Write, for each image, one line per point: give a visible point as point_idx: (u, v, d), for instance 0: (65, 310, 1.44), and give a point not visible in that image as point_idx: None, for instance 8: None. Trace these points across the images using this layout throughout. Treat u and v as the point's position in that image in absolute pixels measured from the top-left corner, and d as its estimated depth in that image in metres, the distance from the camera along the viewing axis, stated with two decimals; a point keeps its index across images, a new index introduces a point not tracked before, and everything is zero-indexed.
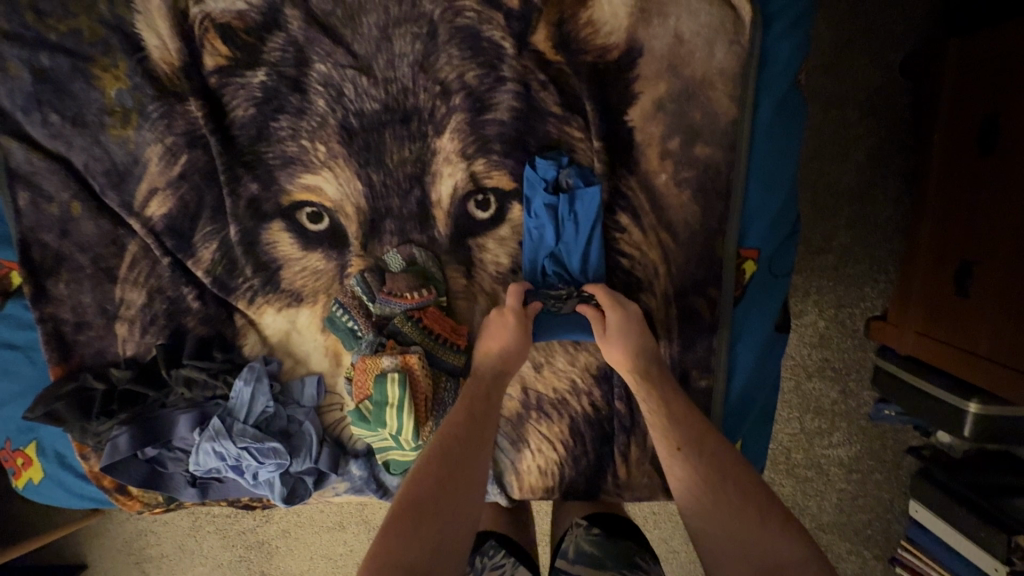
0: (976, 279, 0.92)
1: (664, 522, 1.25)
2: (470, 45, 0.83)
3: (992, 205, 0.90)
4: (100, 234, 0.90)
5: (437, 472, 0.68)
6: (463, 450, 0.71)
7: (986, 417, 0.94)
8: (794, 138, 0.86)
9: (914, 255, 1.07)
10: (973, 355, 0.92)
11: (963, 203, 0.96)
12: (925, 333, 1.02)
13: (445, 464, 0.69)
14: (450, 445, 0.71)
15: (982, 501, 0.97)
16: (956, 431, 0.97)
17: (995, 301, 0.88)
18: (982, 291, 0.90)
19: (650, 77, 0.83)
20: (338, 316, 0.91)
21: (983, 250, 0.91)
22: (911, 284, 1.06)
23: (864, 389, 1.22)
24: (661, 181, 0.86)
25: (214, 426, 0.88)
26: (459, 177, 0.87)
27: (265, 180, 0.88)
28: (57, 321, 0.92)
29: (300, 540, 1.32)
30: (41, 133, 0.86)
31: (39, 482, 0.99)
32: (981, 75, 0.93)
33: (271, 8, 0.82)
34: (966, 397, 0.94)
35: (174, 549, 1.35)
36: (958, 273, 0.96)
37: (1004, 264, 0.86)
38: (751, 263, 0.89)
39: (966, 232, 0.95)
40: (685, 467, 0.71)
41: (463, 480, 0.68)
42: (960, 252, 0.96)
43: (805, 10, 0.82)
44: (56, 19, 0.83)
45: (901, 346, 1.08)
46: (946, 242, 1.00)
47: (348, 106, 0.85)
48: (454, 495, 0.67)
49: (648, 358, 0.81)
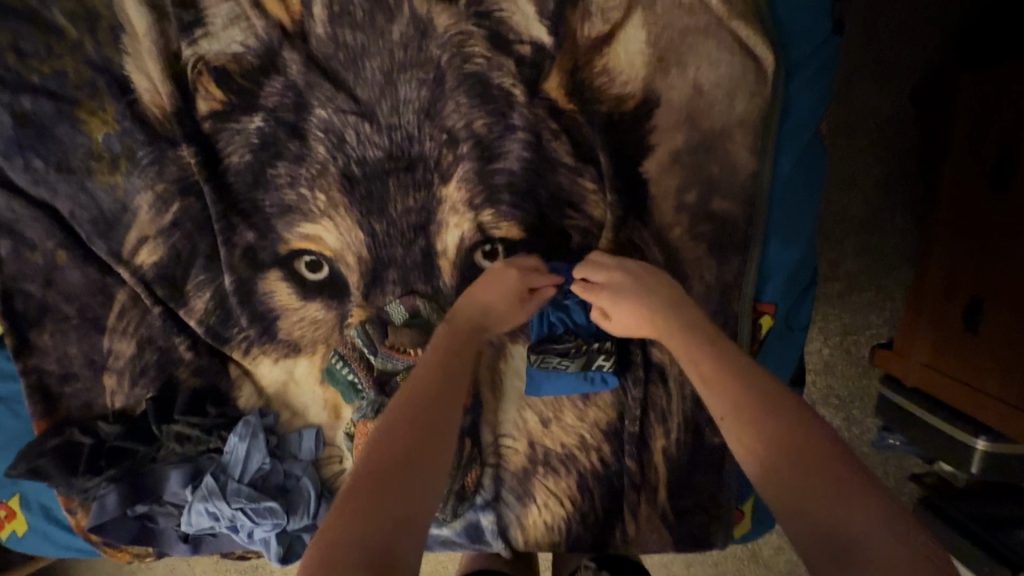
0: (988, 317, 0.89)
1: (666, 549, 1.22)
2: (479, 92, 0.79)
3: (1006, 244, 0.87)
4: (87, 283, 0.85)
5: (404, 431, 0.61)
6: (432, 405, 0.64)
7: (994, 454, 0.91)
8: (812, 189, 0.83)
9: (921, 284, 1.04)
10: (983, 395, 0.90)
11: (973, 236, 0.93)
12: (933, 366, 0.99)
13: (412, 421, 0.62)
14: (418, 399, 0.64)
15: (983, 532, 0.94)
16: (962, 467, 0.95)
17: (1008, 341, 0.86)
18: (994, 330, 0.88)
19: (667, 128, 0.79)
20: (338, 369, 0.87)
21: (996, 288, 0.88)
22: (917, 311, 1.04)
23: (867, 417, 1.20)
24: (675, 235, 0.83)
25: (207, 486, 0.84)
26: (466, 227, 0.83)
27: (262, 229, 0.84)
28: (43, 372, 0.87)
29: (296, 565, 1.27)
30: (23, 178, 0.82)
31: (23, 534, 0.95)
32: (998, 108, 0.89)
33: (270, 50, 0.78)
34: (974, 434, 0.92)
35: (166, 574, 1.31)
36: (968, 308, 0.93)
37: (1017, 304, 0.84)
38: (767, 317, 0.86)
39: (979, 265, 0.92)
40: (737, 435, 0.59)
41: (434, 435, 0.61)
42: (971, 286, 0.93)
43: (827, 61, 0.79)
44: (38, 60, 0.78)
45: (906, 376, 1.05)
46: (955, 274, 0.97)
47: (350, 154, 0.81)
48: (422, 452, 0.60)
49: (671, 310, 0.72)
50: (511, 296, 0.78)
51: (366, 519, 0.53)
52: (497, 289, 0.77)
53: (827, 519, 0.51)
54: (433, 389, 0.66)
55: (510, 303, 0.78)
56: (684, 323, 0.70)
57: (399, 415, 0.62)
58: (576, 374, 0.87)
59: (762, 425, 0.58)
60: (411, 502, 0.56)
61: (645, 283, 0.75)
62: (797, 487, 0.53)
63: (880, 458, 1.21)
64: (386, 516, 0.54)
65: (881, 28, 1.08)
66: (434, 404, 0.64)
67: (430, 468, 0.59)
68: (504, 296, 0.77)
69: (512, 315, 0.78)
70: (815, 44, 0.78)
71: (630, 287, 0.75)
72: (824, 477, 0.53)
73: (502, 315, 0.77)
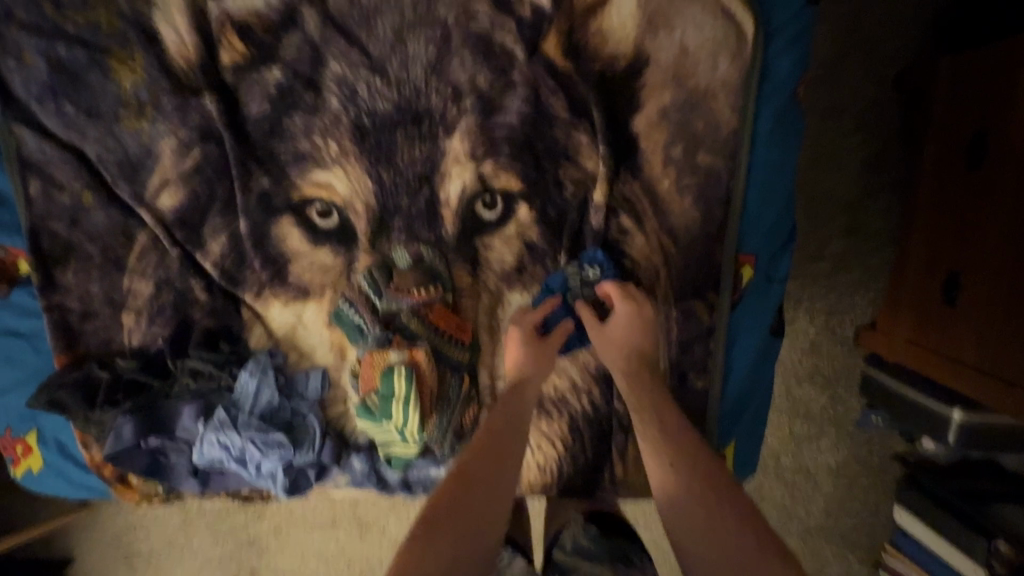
0: (964, 289, 0.94)
1: (656, 525, 1.25)
2: (483, 50, 0.85)
3: (980, 219, 0.92)
4: (111, 224, 0.91)
5: (469, 478, 0.70)
6: (487, 457, 0.72)
7: (969, 423, 0.99)
8: (790, 149, 0.90)
9: (905, 263, 1.09)
10: (960, 365, 0.95)
11: (954, 213, 0.98)
12: (912, 340, 1.05)
13: (475, 473, 0.70)
14: (479, 451, 0.73)
15: (969, 510, 1.00)
16: (939, 437, 1.02)
17: (981, 313, 0.91)
18: (969, 302, 0.93)
19: (656, 86, 0.86)
20: (345, 312, 0.92)
21: (969, 262, 0.93)
22: (901, 289, 1.09)
23: (853, 396, 1.26)
24: (664, 187, 0.89)
25: (219, 418, 0.90)
26: (468, 177, 0.89)
27: (277, 176, 0.90)
28: (65, 309, 0.92)
29: (292, 537, 1.34)
30: (55, 122, 0.88)
31: (38, 471, 0.99)
32: (973, 88, 0.95)
33: (289, 6, 0.84)
34: (951, 405, 0.99)
35: (164, 545, 1.35)
36: (947, 282, 0.98)
37: (990, 275, 0.89)
38: (748, 269, 0.92)
39: (957, 239, 0.97)
40: (673, 481, 0.69)
41: (501, 471, 0.71)
42: (949, 262, 0.98)
43: (804, 27, 0.86)
44: (74, 11, 0.84)
45: (890, 354, 1.10)
46: (936, 252, 1.01)
47: (361, 106, 0.87)
48: (494, 477, 0.70)
49: (638, 354, 0.83)
50: (535, 355, 0.84)
51: (446, 531, 0.65)
52: (519, 352, 0.84)
53: (681, 520, 0.67)
54: (491, 445, 0.73)
55: (536, 363, 0.84)
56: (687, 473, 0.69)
57: (463, 469, 0.70)
58: (577, 331, 0.92)
59: (692, 453, 0.71)
60: (490, 505, 0.69)
61: (651, 400, 0.78)
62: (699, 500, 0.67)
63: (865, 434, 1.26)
64: (461, 535, 0.65)
65: (865, 16, 1.14)
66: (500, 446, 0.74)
67: (484, 531, 0.67)
68: (528, 355, 0.84)
69: (542, 374, 0.83)
70: (793, 11, 0.85)
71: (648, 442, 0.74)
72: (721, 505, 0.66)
73: (535, 368, 0.83)
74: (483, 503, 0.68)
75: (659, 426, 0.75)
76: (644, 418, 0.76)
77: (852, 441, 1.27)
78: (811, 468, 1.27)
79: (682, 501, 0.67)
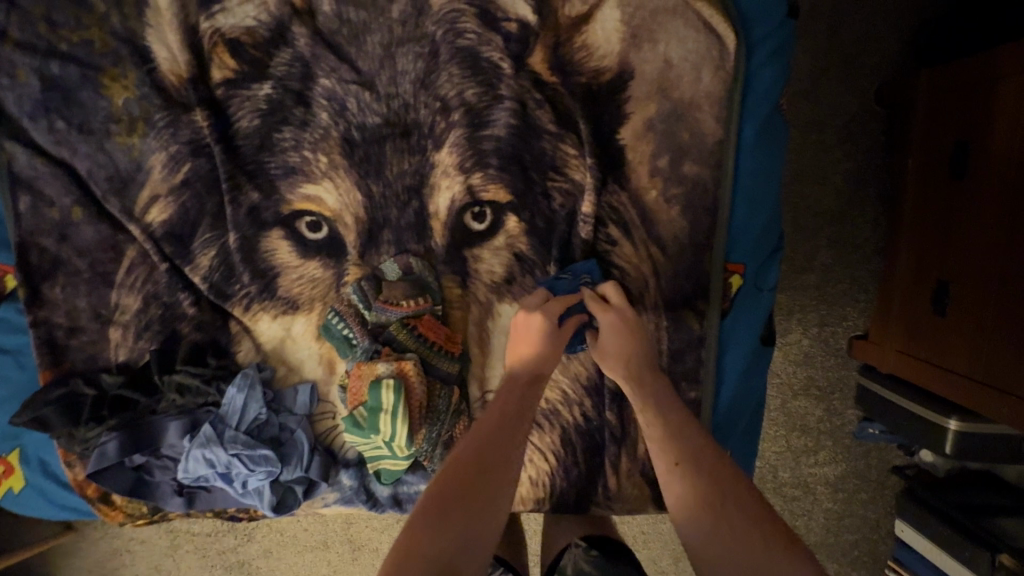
0: (952, 297, 0.94)
1: (652, 542, 1.23)
2: (469, 64, 0.87)
3: (965, 226, 0.93)
4: (99, 238, 0.91)
5: (465, 474, 0.67)
6: (482, 454, 0.69)
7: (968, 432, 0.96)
8: (775, 159, 0.91)
9: (893, 273, 1.10)
10: (950, 372, 0.94)
11: (940, 223, 0.98)
12: (908, 352, 1.04)
13: (470, 472, 0.67)
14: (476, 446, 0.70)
15: (970, 522, 0.97)
16: (936, 447, 1.00)
17: (971, 319, 0.90)
18: (958, 309, 0.93)
19: (641, 98, 0.87)
20: (333, 324, 0.92)
21: (957, 269, 0.94)
22: (891, 299, 1.09)
23: (847, 408, 1.25)
24: (651, 198, 0.90)
25: (204, 434, 0.88)
26: (456, 190, 0.90)
27: (266, 189, 0.90)
28: (51, 325, 0.92)
29: (282, 560, 1.31)
30: (46, 139, 0.88)
31: (19, 491, 0.97)
32: (955, 102, 0.96)
33: (280, 23, 0.86)
34: (947, 414, 0.97)
35: (149, 570, 1.32)
36: (936, 291, 0.98)
37: (979, 282, 0.89)
38: (736, 277, 0.92)
39: (944, 249, 0.97)
40: (677, 483, 0.69)
41: (495, 474, 0.68)
42: (937, 271, 0.98)
43: (784, 40, 0.88)
44: (68, 30, 0.85)
45: (883, 363, 1.10)
46: (924, 261, 1.02)
47: (351, 120, 0.88)
48: (485, 486, 0.66)
49: (639, 362, 0.81)
50: (545, 345, 0.81)
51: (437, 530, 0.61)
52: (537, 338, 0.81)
53: (688, 525, 0.66)
54: (489, 443, 0.71)
55: (544, 355, 0.81)
56: (687, 476, 0.68)
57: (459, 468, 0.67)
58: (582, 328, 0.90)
59: (695, 452, 0.71)
60: (478, 519, 0.64)
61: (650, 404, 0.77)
62: (701, 507, 0.65)
63: (862, 446, 1.25)
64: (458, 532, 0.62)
65: (844, 33, 1.17)
66: (495, 453, 0.70)
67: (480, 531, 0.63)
68: (536, 345, 0.81)
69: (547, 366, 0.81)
70: (773, 25, 0.86)
71: (652, 444, 0.75)
72: (722, 505, 0.65)
73: (545, 361, 0.81)
74: (473, 507, 0.64)
75: (661, 428, 0.75)
76: (653, 422, 0.76)
77: (849, 453, 1.25)
78: (809, 483, 1.25)
79: (689, 505, 0.67)
